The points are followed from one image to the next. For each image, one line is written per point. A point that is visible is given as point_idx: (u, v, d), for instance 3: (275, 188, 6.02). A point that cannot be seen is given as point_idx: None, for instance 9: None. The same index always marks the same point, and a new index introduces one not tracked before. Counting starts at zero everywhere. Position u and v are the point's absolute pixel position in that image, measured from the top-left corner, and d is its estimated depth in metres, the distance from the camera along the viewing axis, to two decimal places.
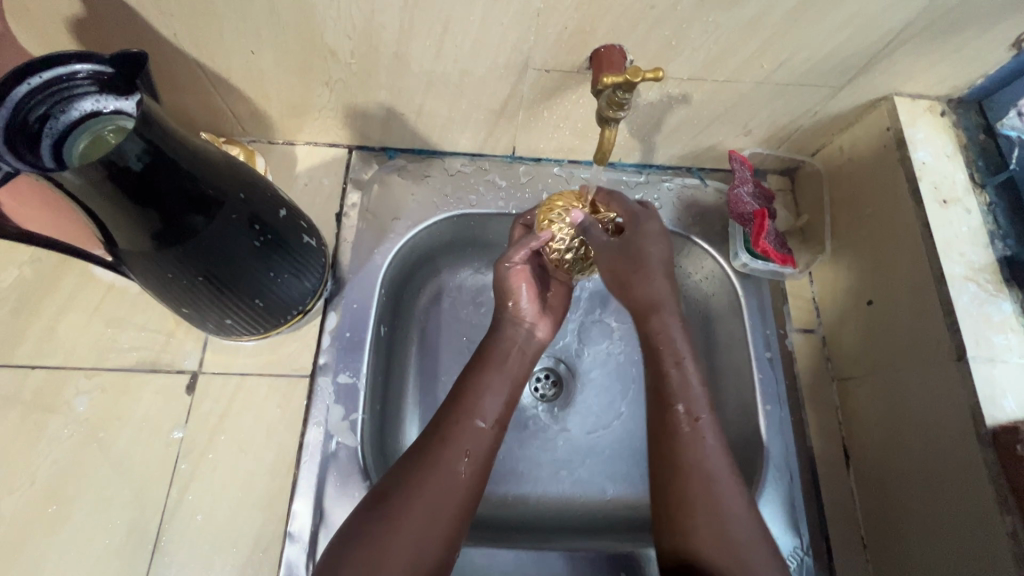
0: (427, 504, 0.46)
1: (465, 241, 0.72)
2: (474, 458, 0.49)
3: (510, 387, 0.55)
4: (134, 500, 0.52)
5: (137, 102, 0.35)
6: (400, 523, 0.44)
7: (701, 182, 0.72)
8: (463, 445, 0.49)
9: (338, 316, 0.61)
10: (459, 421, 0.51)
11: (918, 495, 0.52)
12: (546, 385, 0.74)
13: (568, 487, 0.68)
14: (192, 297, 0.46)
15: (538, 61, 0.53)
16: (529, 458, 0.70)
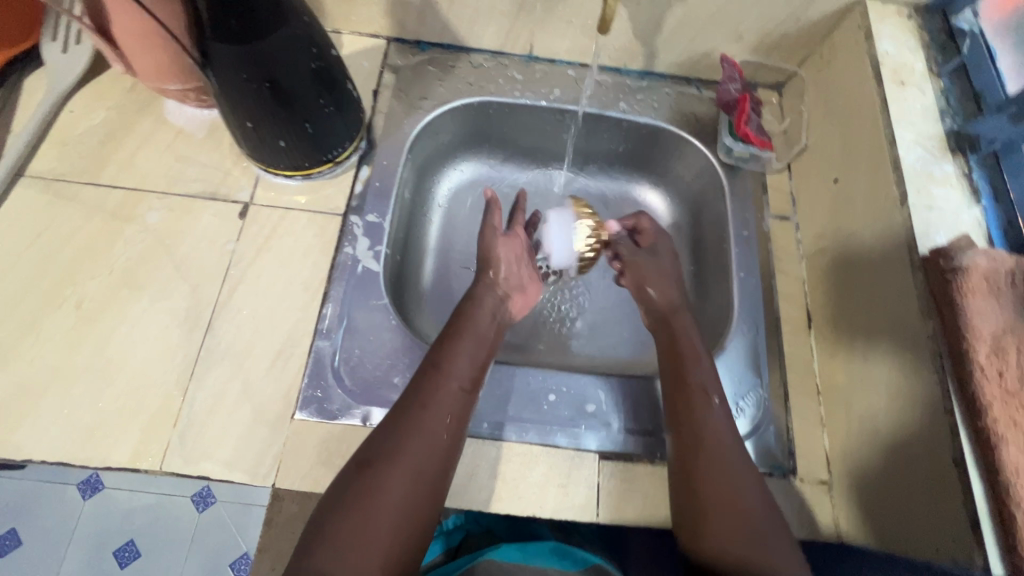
0: (412, 465, 0.49)
1: (482, 135, 0.82)
2: (454, 419, 0.53)
3: (480, 353, 0.58)
4: (192, 295, 0.62)
5: None
6: (388, 480, 0.48)
7: (698, 91, 0.80)
8: (442, 409, 0.52)
9: (370, 169, 0.70)
10: (436, 389, 0.54)
11: (866, 365, 0.59)
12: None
13: (562, 352, 0.77)
14: (261, 110, 0.56)
15: None
16: (527, 324, 0.79)
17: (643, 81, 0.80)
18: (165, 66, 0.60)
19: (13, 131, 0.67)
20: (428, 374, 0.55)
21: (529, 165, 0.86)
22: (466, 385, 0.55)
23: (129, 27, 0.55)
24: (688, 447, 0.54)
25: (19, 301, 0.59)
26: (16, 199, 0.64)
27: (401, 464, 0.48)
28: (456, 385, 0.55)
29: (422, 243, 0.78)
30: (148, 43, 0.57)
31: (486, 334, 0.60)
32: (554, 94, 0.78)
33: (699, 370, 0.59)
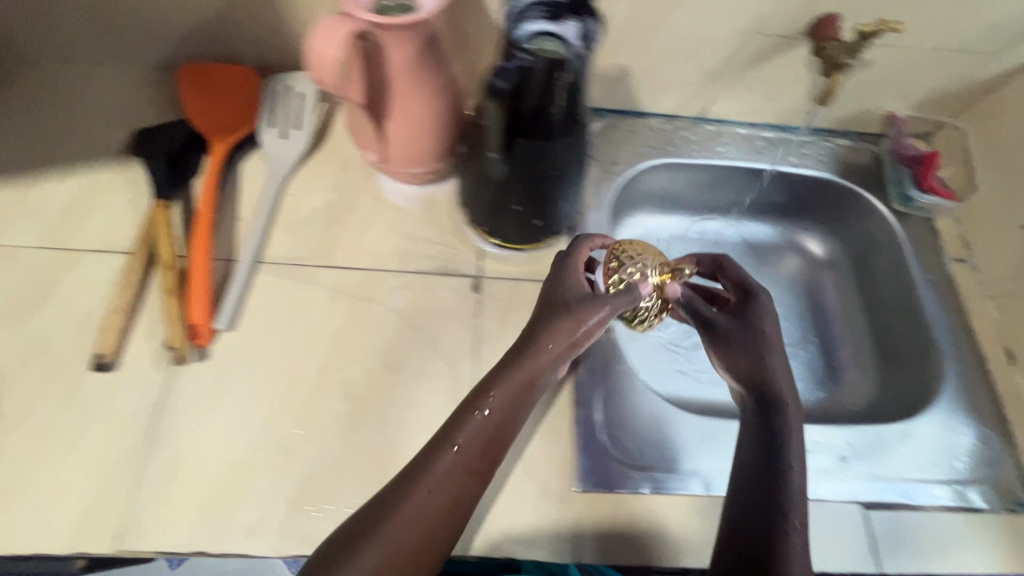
0: (399, 539, 0.42)
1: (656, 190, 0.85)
2: (469, 482, 0.45)
3: (518, 399, 0.48)
4: (450, 373, 0.63)
5: (580, 26, 0.48)
6: (355, 568, 0.40)
7: (854, 142, 0.85)
8: (449, 474, 0.45)
9: (583, 237, 0.72)
10: (439, 460, 0.45)
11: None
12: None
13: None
14: (537, 194, 0.59)
15: (768, 26, 0.68)
16: None
17: (804, 136, 0.85)
18: (404, 137, 0.60)
19: (242, 217, 0.68)
20: (438, 450, 0.45)
21: (703, 215, 0.90)
22: (474, 454, 0.46)
23: (404, 98, 0.56)
24: (777, 492, 0.47)
25: (290, 389, 0.60)
26: (262, 286, 0.65)
27: (376, 544, 0.41)
28: (458, 448, 0.46)
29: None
30: (411, 112, 0.57)
31: (526, 375, 0.49)
32: (728, 153, 0.83)
33: (785, 414, 0.51)
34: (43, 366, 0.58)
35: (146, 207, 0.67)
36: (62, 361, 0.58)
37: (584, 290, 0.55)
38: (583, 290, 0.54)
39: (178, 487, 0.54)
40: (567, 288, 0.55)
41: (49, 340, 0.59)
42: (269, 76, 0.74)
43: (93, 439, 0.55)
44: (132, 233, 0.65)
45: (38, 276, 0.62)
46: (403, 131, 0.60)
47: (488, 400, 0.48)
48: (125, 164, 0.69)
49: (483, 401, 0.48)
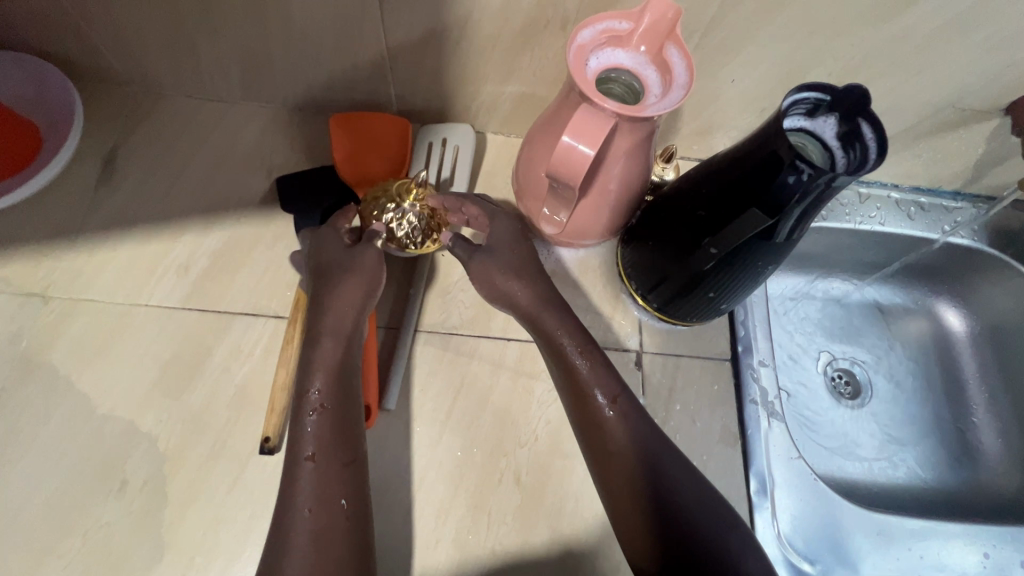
0: (311, 493, 0.44)
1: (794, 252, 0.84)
2: (322, 446, 0.46)
3: (329, 370, 0.50)
4: None
5: (844, 123, 0.44)
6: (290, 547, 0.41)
7: (1004, 210, 0.82)
8: (305, 445, 0.46)
9: (746, 310, 0.69)
10: (300, 475, 0.45)
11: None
12: (842, 384, 0.85)
13: (883, 474, 0.79)
14: (736, 285, 0.55)
15: (964, 101, 0.64)
16: (844, 442, 0.81)
17: (954, 202, 0.82)
18: (590, 199, 0.55)
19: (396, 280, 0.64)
20: (295, 464, 0.45)
21: (837, 276, 0.88)
22: (327, 427, 0.47)
23: (610, 163, 0.50)
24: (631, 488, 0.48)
25: (459, 475, 0.57)
26: (421, 358, 0.61)
27: (301, 509, 0.43)
28: (310, 415, 0.48)
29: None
30: (609, 177, 0.52)
31: (332, 356, 0.50)
32: (879, 218, 0.79)
33: (594, 399, 0.51)
34: (202, 446, 0.54)
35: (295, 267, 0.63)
36: (222, 442, 0.54)
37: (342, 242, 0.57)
38: (341, 242, 0.56)
39: None
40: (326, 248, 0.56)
41: (206, 417, 0.55)
42: (420, 129, 0.70)
43: (262, 529, 0.52)
44: (283, 297, 0.61)
45: (191, 341, 0.58)
46: (591, 195, 0.54)
47: (316, 394, 0.49)
48: (269, 216, 0.65)
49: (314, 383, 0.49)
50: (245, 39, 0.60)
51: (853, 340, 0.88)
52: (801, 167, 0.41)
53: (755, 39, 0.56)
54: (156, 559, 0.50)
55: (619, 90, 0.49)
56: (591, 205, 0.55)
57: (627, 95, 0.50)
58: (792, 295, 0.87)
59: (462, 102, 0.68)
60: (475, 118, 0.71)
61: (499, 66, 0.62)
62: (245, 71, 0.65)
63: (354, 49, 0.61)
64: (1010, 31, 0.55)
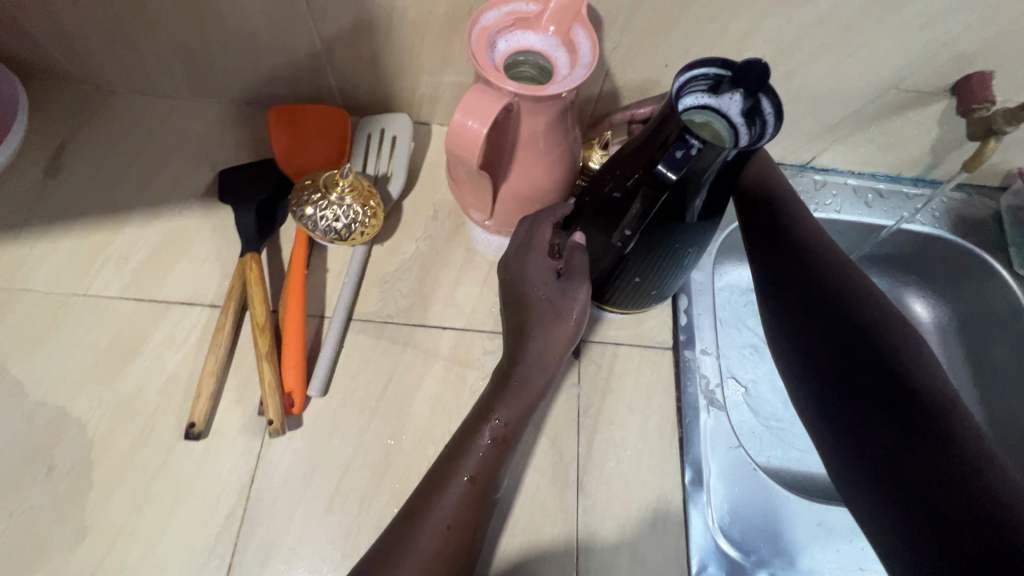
0: (448, 514, 0.45)
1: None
2: (475, 484, 0.47)
3: (521, 407, 0.49)
4: (553, 449, 0.60)
5: (746, 97, 0.43)
6: (411, 554, 0.44)
7: (970, 196, 0.79)
8: (465, 468, 0.47)
9: (688, 298, 0.68)
10: (450, 491, 0.46)
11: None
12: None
13: None
14: (660, 269, 0.54)
15: (908, 83, 0.62)
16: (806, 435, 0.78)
17: (916, 188, 0.79)
18: (513, 183, 0.54)
19: (332, 269, 0.64)
20: (453, 478, 0.47)
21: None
22: (493, 476, 0.48)
23: (527, 142, 0.50)
24: (835, 333, 0.51)
25: (388, 463, 0.57)
26: (354, 347, 0.61)
27: (429, 530, 0.45)
28: (488, 437, 0.49)
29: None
30: (527, 157, 0.51)
31: (532, 387, 0.50)
32: (835, 205, 0.78)
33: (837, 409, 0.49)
34: (133, 433, 0.55)
35: (234, 257, 0.64)
36: (152, 428, 0.55)
37: (548, 273, 0.53)
38: (550, 273, 0.53)
39: (274, 570, 0.51)
40: (532, 277, 0.53)
41: (138, 404, 0.56)
42: (360, 120, 0.70)
43: (188, 514, 0.52)
44: (219, 286, 0.62)
45: (128, 330, 0.59)
46: (512, 176, 0.53)
47: (501, 423, 0.49)
48: (210, 208, 0.66)
49: (489, 423, 0.49)
50: (183, 36, 0.62)
51: None
52: (693, 141, 0.41)
53: (680, 20, 0.56)
54: (78, 542, 0.51)
55: (530, 72, 0.49)
56: (514, 188, 0.54)
57: (537, 77, 0.49)
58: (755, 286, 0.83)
59: (402, 94, 0.68)
60: (418, 110, 0.71)
61: (431, 55, 0.62)
62: (188, 67, 0.67)
63: (288, 43, 0.62)
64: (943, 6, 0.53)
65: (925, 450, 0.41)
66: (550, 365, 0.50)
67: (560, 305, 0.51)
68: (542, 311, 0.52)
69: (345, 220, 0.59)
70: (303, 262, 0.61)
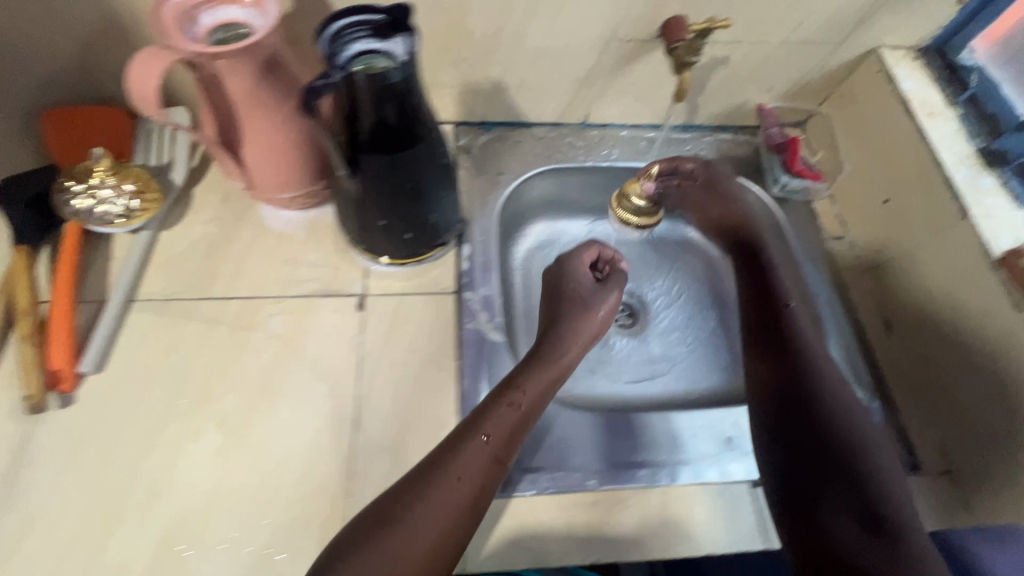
0: (461, 466, 0.52)
1: (549, 195, 0.87)
2: (496, 437, 0.55)
3: (542, 390, 0.61)
4: (332, 395, 0.62)
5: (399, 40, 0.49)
6: (428, 495, 0.51)
7: (734, 135, 0.89)
8: (491, 429, 0.55)
9: (470, 246, 0.74)
10: (467, 449, 0.53)
11: (947, 350, 0.67)
12: (622, 316, 0.90)
13: (655, 389, 0.84)
14: (397, 209, 0.59)
15: (623, 33, 0.70)
16: (619, 367, 0.85)
17: (686, 134, 0.89)
18: (247, 144, 0.58)
19: (115, 258, 0.67)
20: (471, 436, 0.54)
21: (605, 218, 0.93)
22: (501, 455, 0.55)
23: (242, 102, 0.54)
24: (829, 390, 0.62)
25: (164, 428, 0.58)
26: (133, 325, 0.63)
27: (450, 474, 0.52)
28: (506, 406, 0.57)
29: (512, 295, 0.84)
30: (249, 118, 0.56)
31: (547, 375, 0.62)
32: (613, 155, 0.85)
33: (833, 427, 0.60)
34: None
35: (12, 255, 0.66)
36: None
37: (584, 282, 0.74)
38: (586, 284, 0.74)
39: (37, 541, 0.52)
40: (569, 278, 0.74)
41: None
42: (144, 117, 0.74)
43: None
44: None
45: None
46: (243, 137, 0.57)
47: (523, 395, 0.59)
48: None
49: (514, 394, 0.59)
50: None
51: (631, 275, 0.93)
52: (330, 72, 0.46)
53: None
54: None
55: (229, 42, 0.54)
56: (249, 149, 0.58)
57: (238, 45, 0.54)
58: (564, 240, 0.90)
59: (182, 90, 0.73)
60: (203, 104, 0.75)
61: None
62: None
63: (42, 52, 0.65)
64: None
65: (891, 553, 0.50)
66: (555, 366, 0.63)
67: (591, 308, 0.71)
68: (573, 304, 0.71)
69: (122, 203, 0.64)
70: (73, 253, 0.63)
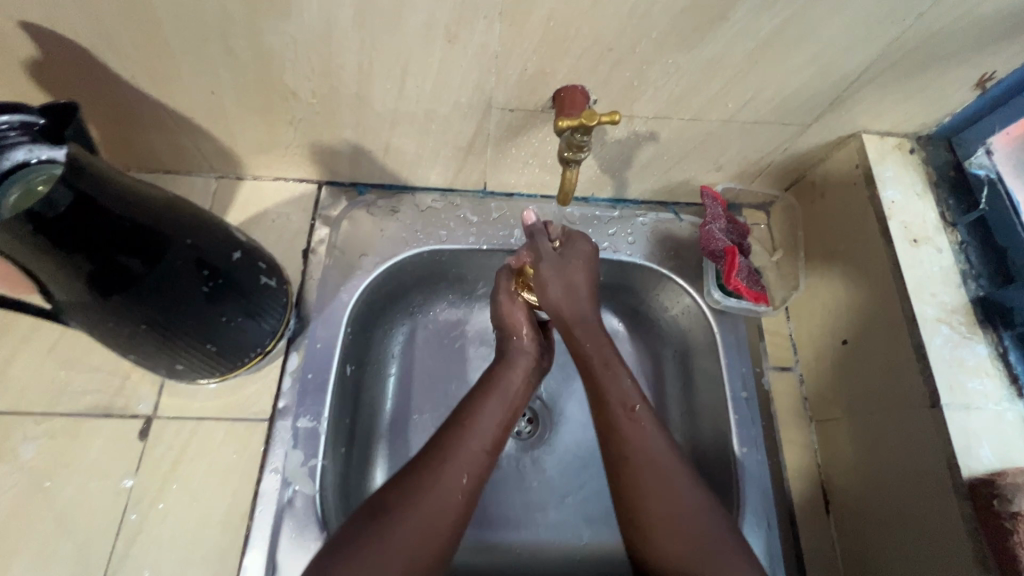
0: (426, 514, 0.45)
1: (454, 270, 0.69)
2: (471, 479, 0.48)
3: (507, 416, 0.53)
4: (80, 556, 0.50)
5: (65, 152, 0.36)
6: (391, 547, 0.42)
7: (676, 216, 0.70)
8: (461, 467, 0.48)
9: (301, 356, 0.59)
10: (437, 486, 0.46)
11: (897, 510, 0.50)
12: (522, 422, 0.69)
13: (543, 534, 0.63)
14: (145, 346, 0.45)
15: (501, 101, 0.52)
16: (501, 499, 0.65)
17: (614, 210, 0.70)
18: None
19: None
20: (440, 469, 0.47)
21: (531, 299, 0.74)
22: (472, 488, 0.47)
23: None
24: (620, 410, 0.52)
25: None
26: None
27: (416, 518, 0.44)
28: (479, 445, 0.49)
29: (377, 396, 0.65)
30: None
31: (514, 396, 0.54)
32: (514, 237, 0.67)
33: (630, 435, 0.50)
34: None
35: None
36: None
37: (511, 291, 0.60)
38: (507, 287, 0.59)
39: None
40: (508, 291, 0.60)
41: None
42: None
43: None
44: None
45: None
46: None
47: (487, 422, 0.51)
48: None
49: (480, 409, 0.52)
50: None
51: (541, 365, 0.71)
52: None
53: (171, 44, 0.46)
54: None
55: None
56: None
57: None
58: (455, 324, 0.70)
59: None
60: None
61: None
62: None
63: None
64: (449, 14, 0.43)
65: None
66: (520, 381, 0.55)
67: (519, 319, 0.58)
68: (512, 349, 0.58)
69: None
70: None
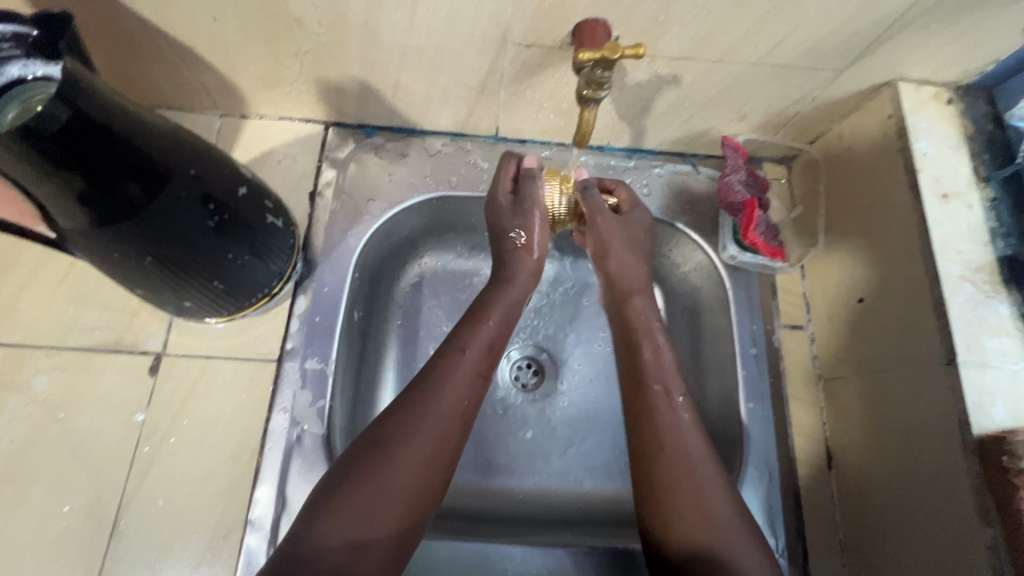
0: (427, 436, 0.45)
1: (464, 218, 0.67)
2: (467, 402, 0.48)
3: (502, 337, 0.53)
4: (95, 484, 0.52)
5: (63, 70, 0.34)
6: (396, 467, 0.43)
7: (694, 168, 0.67)
8: (455, 391, 0.48)
9: (308, 299, 0.58)
10: (434, 410, 0.46)
11: (903, 461, 0.50)
12: (527, 374, 0.69)
13: (545, 482, 0.64)
14: (150, 280, 0.45)
15: (517, 35, 0.49)
16: (506, 449, 0.65)
17: (629, 161, 0.68)
18: None
19: None
20: (432, 392, 0.47)
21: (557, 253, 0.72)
22: (467, 408, 0.48)
23: None
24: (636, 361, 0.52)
25: None
26: None
27: (415, 442, 0.45)
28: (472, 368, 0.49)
29: (382, 345, 0.64)
30: None
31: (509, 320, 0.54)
32: None
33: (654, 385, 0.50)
34: None
35: None
36: None
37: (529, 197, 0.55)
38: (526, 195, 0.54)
39: None
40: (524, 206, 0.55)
41: None
42: None
43: None
44: None
45: None
46: None
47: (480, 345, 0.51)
48: None
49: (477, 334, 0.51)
50: None
51: (548, 319, 0.71)
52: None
53: None
54: None
55: None
56: None
57: None
58: (465, 273, 0.69)
59: None
60: None
61: None
62: None
63: None
64: None
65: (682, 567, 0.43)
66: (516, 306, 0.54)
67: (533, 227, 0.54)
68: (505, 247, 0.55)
69: None
70: None
